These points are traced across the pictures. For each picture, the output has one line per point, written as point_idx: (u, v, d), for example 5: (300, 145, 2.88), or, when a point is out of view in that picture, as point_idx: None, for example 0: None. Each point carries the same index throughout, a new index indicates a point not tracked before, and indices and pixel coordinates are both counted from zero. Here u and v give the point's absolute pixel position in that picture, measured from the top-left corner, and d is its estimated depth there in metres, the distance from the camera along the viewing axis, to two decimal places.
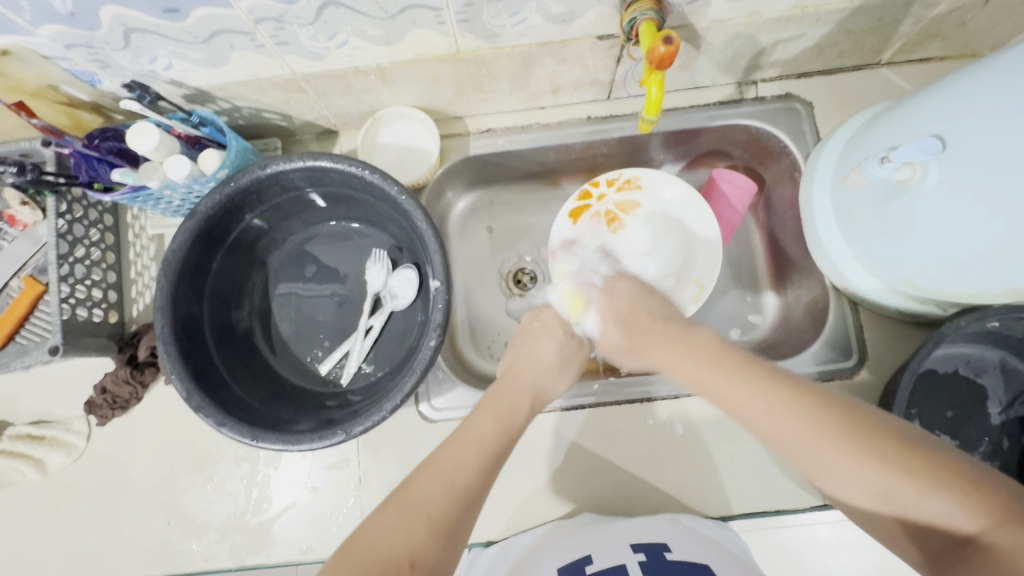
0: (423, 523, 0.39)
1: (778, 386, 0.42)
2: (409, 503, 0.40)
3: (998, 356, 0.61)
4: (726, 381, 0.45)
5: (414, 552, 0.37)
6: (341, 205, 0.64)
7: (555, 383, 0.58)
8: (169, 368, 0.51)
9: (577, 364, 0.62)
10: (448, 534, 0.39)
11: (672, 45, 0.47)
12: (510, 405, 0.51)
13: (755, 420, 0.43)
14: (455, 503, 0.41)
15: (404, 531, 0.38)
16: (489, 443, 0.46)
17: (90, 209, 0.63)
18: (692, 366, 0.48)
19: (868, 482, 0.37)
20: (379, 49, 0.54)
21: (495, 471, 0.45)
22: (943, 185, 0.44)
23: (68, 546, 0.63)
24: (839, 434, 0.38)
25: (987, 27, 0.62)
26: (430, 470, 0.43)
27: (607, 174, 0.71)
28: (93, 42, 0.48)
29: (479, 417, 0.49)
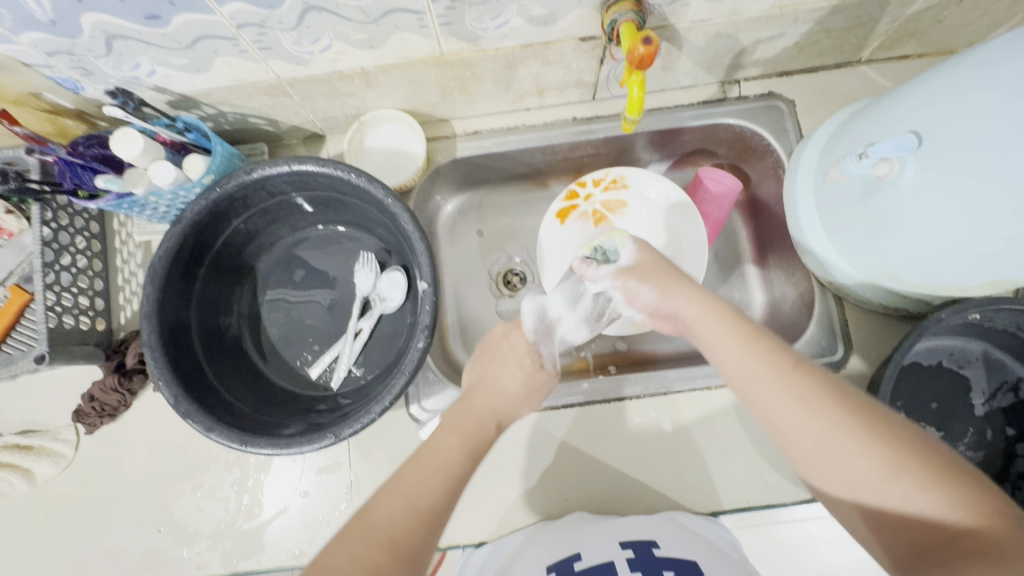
0: (382, 550, 0.39)
1: (805, 381, 0.41)
2: (367, 530, 0.40)
3: (980, 348, 0.62)
4: (745, 359, 0.43)
5: None
6: (328, 209, 0.64)
7: (519, 410, 0.54)
8: (157, 375, 0.51)
9: (541, 398, 0.56)
10: (409, 558, 0.40)
11: (652, 45, 0.48)
12: (472, 426, 0.50)
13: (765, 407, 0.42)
14: (416, 528, 0.41)
15: (362, 557, 0.39)
16: (451, 466, 0.45)
17: (76, 217, 0.63)
18: (714, 343, 0.46)
19: (866, 477, 0.38)
20: (363, 53, 0.54)
21: (457, 493, 0.45)
22: (918, 181, 0.45)
23: (57, 556, 0.63)
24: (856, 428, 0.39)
25: (964, 24, 0.63)
26: (389, 495, 0.43)
27: (594, 174, 0.72)
28: (74, 49, 0.48)
29: (442, 437, 0.48)
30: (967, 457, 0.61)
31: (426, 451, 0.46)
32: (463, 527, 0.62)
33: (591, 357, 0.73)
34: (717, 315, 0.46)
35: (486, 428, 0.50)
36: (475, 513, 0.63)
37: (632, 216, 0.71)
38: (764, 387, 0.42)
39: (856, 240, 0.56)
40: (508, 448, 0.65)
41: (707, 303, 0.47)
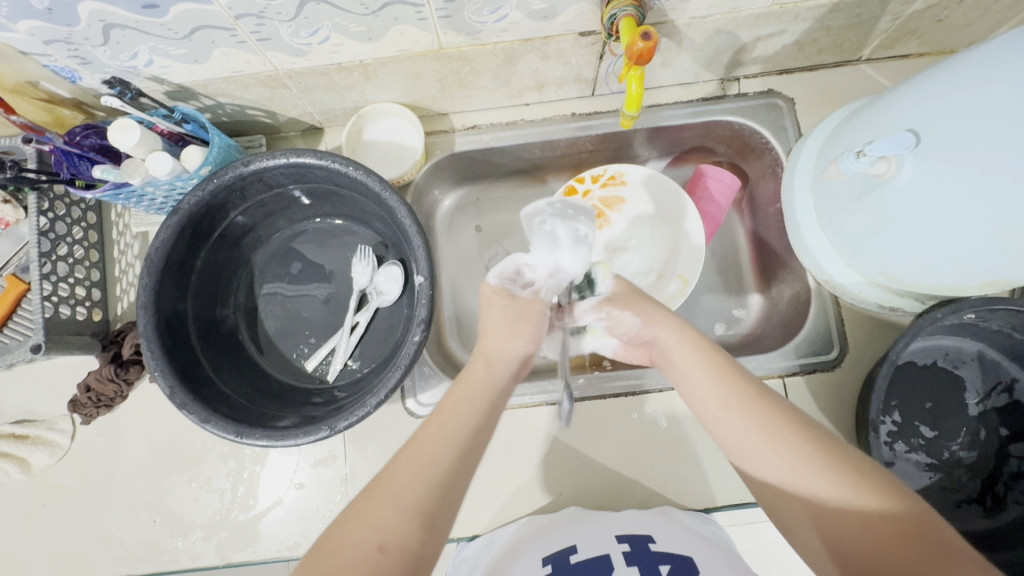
0: (398, 515, 0.37)
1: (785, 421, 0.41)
2: (384, 493, 0.38)
3: (974, 348, 0.62)
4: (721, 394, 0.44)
5: (397, 546, 0.36)
6: (326, 202, 0.64)
7: (506, 345, 0.52)
8: (153, 366, 0.51)
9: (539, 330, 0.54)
10: (432, 523, 0.38)
11: (651, 40, 0.47)
12: (478, 385, 0.47)
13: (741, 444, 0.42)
14: (434, 490, 0.39)
15: (383, 523, 0.37)
16: (461, 427, 0.43)
17: (72, 207, 0.63)
18: (704, 381, 0.45)
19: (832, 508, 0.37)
20: (362, 45, 0.54)
21: (473, 457, 0.42)
22: (915, 180, 0.45)
23: (53, 545, 0.63)
24: (825, 459, 0.38)
25: (964, 24, 0.63)
26: (406, 461, 0.40)
27: (593, 169, 0.71)
28: (72, 38, 0.48)
29: (451, 400, 0.46)
30: (960, 457, 0.61)
31: (438, 414, 0.44)
32: (458, 520, 0.63)
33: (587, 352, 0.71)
34: (698, 347, 0.47)
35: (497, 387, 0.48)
36: (470, 507, 0.63)
37: (630, 212, 0.71)
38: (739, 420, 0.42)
39: (853, 238, 0.56)
40: (503, 442, 0.65)
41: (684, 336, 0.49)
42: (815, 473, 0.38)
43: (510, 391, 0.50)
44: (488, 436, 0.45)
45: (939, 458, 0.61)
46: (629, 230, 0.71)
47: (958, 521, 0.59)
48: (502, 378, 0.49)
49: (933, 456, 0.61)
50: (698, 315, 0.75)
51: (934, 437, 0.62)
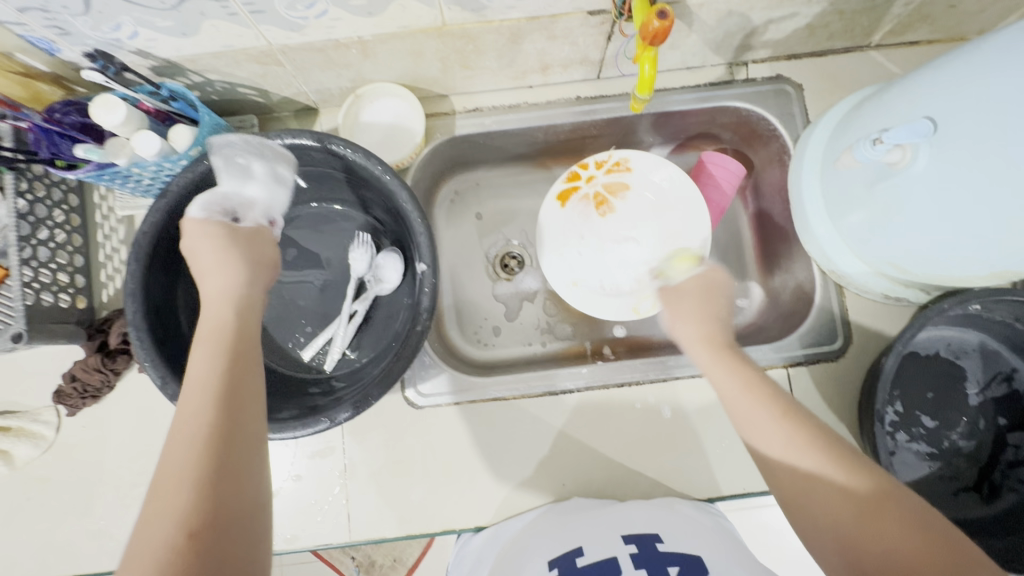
0: (169, 517, 0.33)
1: (812, 428, 0.41)
2: (165, 484, 0.34)
3: (976, 338, 0.62)
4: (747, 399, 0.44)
5: (178, 530, 0.32)
6: (322, 186, 0.62)
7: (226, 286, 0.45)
8: (143, 355, 0.49)
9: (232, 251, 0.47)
10: (214, 489, 0.34)
11: (667, 20, 0.46)
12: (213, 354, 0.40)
13: (762, 444, 0.42)
14: (202, 470, 0.35)
15: (164, 515, 0.33)
16: (208, 388, 0.38)
17: (53, 188, 0.60)
18: (737, 396, 0.44)
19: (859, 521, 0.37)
20: (362, 20, 0.51)
21: (236, 412, 0.38)
22: (931, 168, 0.44)
23: (40, 539, 0.61)
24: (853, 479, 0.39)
25: (977, 10, 0.62)
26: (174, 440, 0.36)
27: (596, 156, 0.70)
28: (49, 6, 0.45)
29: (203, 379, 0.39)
30: (960, 446, 0.61)
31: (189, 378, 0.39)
32: (459, 512, 0.62)
33: (588, 343, 0.72)
34: (732, 365, 0.46)
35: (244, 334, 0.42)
36: (470, 499, 0.62)
37: (632, 198, 0.70)
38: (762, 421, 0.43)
39: (863, 228, 0.55)
40: (505, 433, 0.64)
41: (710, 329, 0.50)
42: (837, 476, 0.39)
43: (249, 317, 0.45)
44: (246, 386, 0.40)
45: (939, 447, 0.62)
46: (632, 215, 0.70)
47: (956, 508, 0.60)
48: (222, 321, 0.43)
49: (933, 445, 0.62)
50: None
51: (935, 427, 0.62)
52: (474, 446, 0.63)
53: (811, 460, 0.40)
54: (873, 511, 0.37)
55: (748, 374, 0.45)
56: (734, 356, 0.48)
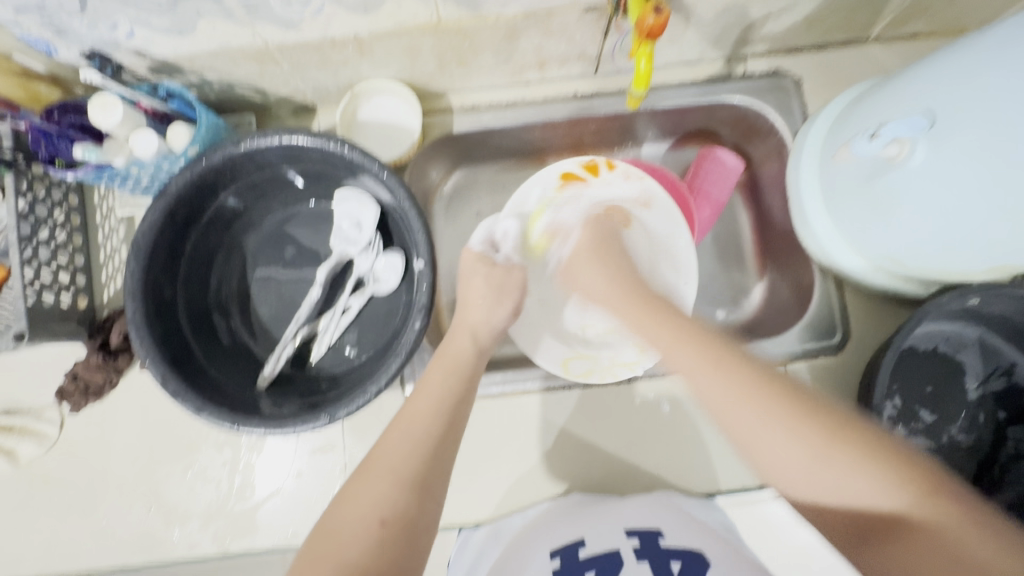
0: (375, 505, 0.41)
1: (772, 391, 0.44)
2: (379, 470, 0.43)
3: (977, 334, 0.61)
4: (751, 414, 0.44)
5: (383, 514, 0.41)
6: (321, 183, 0.62)
7: (488, 316, 0.59)
8: (144, 353, 0.50)
9: (511, 296, 0.62)
10: (421, 487, 0.43)
11: (662, 16, 0.46)
12: (439, 382, 0.50)
13: (726, 413, 0.45)
14: (419, 466, 0.44)
15: (375, 491, 0.42)
16: (435, 415, 0.47)
17: (53, 188, 0.60)
18: (682, 361, 0.49)
19: (840, 496, 0.40)
20: (357, 17, 0.51)
21: (450, 444, 0.46)
22: (929, 162, 0.44)
23: (44, 537, 0.62)
24: (811, 440, 0.41)
25: (976, 2, 0.61)
26: (399, 430, 0.46)
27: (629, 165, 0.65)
28: (45, 6, 0.45)
29: (424, 401, 0.48)
30: (958, 440, 0.62)
31: (418, 396, 0.49)
32: (460, 508, 0.62)
33: None
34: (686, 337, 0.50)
35: (468, 368, 0.52)
36: (472, 495, 0.63)
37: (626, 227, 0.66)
38: (790, 447, 0.42)
39: (860, 223, 0.55)
40: (505, 430, 0.64)
41: (624, 284, 0.58)
42: (799, 446, 0.41)
43: (485, 353, 0.56)
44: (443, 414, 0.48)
45: (938, 441, 0.62)
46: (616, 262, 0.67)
47: None
48: (464, 356, 0.53)
49: (933, 439, 0.62)
50: (700, 300, 0.74)
51: (934, 421, 0.62)
52: (474, 442, 0.64)
53: (781, 440, 0.42)
54: (836, 461, 0.40)
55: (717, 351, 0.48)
56: (686, 326, 0.51)
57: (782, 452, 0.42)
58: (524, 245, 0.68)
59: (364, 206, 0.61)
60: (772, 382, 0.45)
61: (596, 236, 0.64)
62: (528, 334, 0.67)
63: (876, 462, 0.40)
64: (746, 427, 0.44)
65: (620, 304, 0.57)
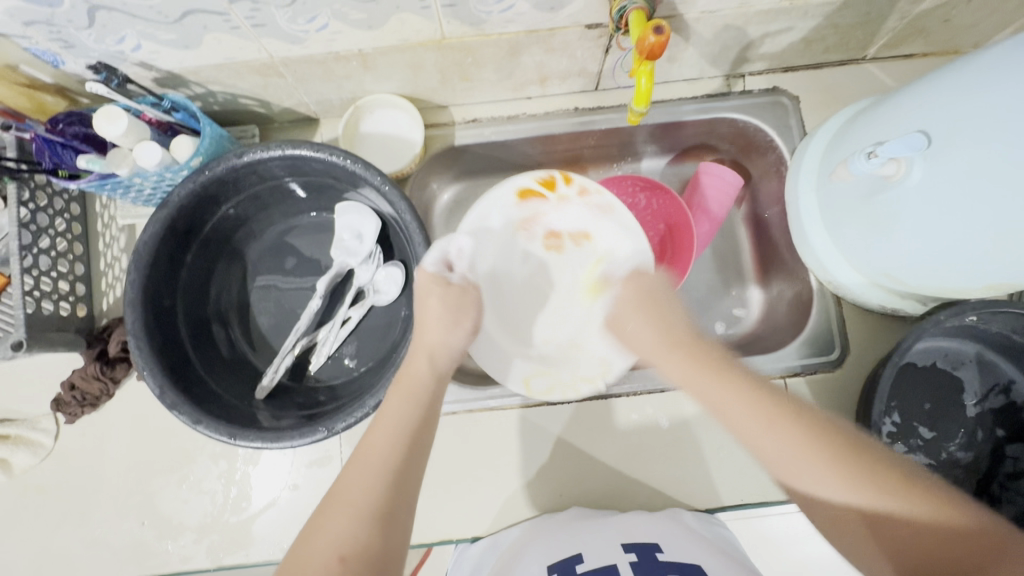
0: (327, 548, 0.39)
1: (799, 417, 0.43)
2: (336, 508, 0.41)
3: (974, 350, 0.62)
4: (786, 451, 0.42)
5: (342, 552, 0.38)
6: (323, 195, 0.63)
7: (446, 337, 0.53)
8: (141, 364, 0.50)
9: (471, 316, 0.55)
10: (385, 523, 0.41)
11: (663, 35, 0.46)
12: (393, 412, 0.46)
13: (758, 444, 0.43)
14: (373, 505, 0.41)
15: (331, 530, 0.40)
16: (386, 451, 0.44)
17: (55, 197, 0.60)
18: (699, 385, 0.47)
19: (890, 522, 0.39)
20: (362, 33, 0.52)
21: (405, 479, 0.43)
22: (925, 181, 0.45)
23: (35, 548, 0.61)
24: (845, 465, 0.40)
25: (970, 24, 0.62)
26: (351, 467, 0.43)
27: (585, 180, 0.61)
28: (53, 20, 0.45)
29: (376, 436, 0.45)
30: (957, 458, 0.61)
31: (374, 427, 0.46)
32: (456, 522, 0.62)
33: None
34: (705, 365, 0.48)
35: (429, 391, 0.49)
36: (470, 509, 0.62)
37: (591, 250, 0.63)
38: (826, 487, 0.40)
39: (858, 241, 0.55)
40: (502, 443, 0.64)
41: (665, 329, 0.52)
42: (838, 478, 0.40)
43: (447, 377, 0.52)
44: (392, 444, 0.44)
45: (937, 458, 0.61)
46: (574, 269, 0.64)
47: None
48: (422, 375, 0.50)
49: (931, 456, 0.62)
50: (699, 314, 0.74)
51: (932, 438, 0.62)
52: (472, 455, 0.64)
53: (819, 472, 0.41)
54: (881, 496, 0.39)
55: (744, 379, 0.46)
56: (706, 354, 0.49)
57: (830, 486, 0.41)
58: (478, 261, 0.60)
59: (365, 218, 0.62)
60: (797, 407, 0.44)
61: (650, 285, 0.57)
62: (489, 352, 0.61)
63: (915, 489, 0.39)
64: (785, 456, 0.42)
65: (660, 354, 0.51)
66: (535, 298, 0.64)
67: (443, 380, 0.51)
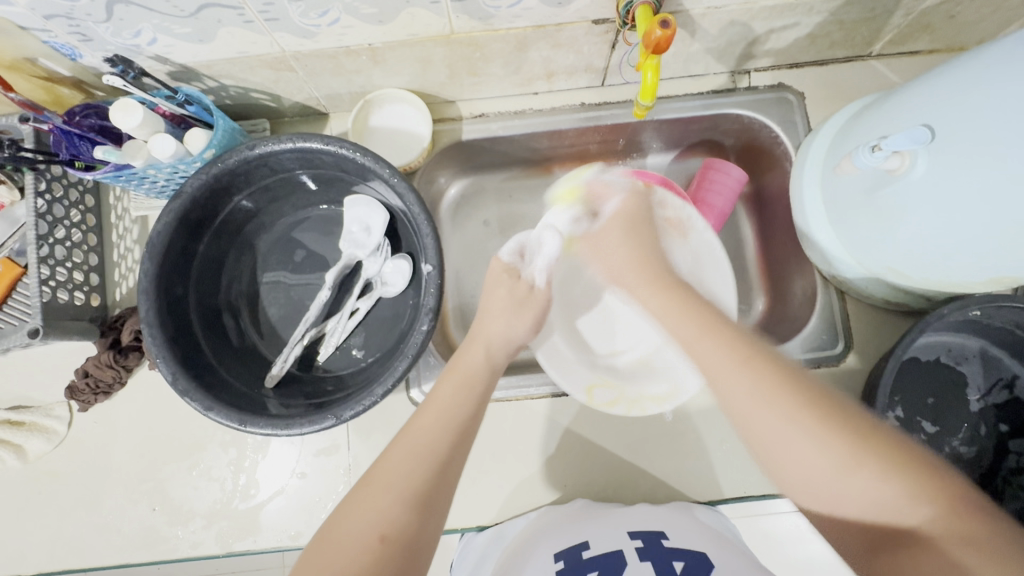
0: (369, 525, 0.39)
1: (779, 375, 0.41)
2: (379, 486, 0.42)
3: (978, 345, 0.62)
4: (757, 402, 0.40)
5: (381, 533, 0.39)
6: (332, 188, 0.64)
7: (509, 328, 0.56)
8: (155, 352, 0.51)
9: (533, 311, 0.59)
10: (424, 507, 0.41)
11: (669, 29, 0.47)
12: (448, 396, 0.48)
13: (732, 394, 0.42)
14: (420, 486, 0.42)
15: (371, 509, 0.40)
16: (440, 434, 0.45)
17: (70, 189, 0.61)
18: (688, 334, 0.46)
19: (855, 492, 0.37)
20: (372, 28, 0.53)
21: (456, 463, 0.44)
22: (930, 174, 0.45)
23: (49, 533, 0.62)
24: (823, 425, 0.38)
25: (975, 21, 0.63)
26: (400, 445, 0.44)
27: (665, 192, 0.62)
28: (73, 13, 0.46)
29: (428, 417, 0.46)
30: (960, 452, 0.62)
31: (426, 408, 0.47)
32: (462, 512, 0.63)
33: None
34: (688, 313, 0.47)
35: (483, 379, 0.50)
36: (474, 499, 0.63)
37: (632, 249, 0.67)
38: (798, 449, 0.38)
39: (864, 237, 0.55)
40: (508, 434, 0.65)
41: (644, 264, 0.55)
42: (814, 445, 0.38)
43: (502, 370, 0.54)
44: (444, 426, 0.45)
45: (940, 452, 0.62)
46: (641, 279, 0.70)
47: None
48: (481, 364, 0.52)
49: (934, 450, 0.62)
50: None
51: (935, 432, 0.62)
52: (477, 446, 0.64)
53: (794, 435, 0.39)
54: (855, 458, 0.37)
55: (731, 331, 0.45)
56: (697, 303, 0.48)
57: (798, 448, 0.39)
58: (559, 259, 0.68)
59: (373, 210, 0.62)
60: (784, 369, 0.42)
61: (637, 210, 0.61)
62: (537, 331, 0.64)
63: (895, 460, 0.37)
64: (757, 415, 0.40)
65: (643, 288, 0.53)
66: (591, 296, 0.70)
67: (498, 369, 0.53)
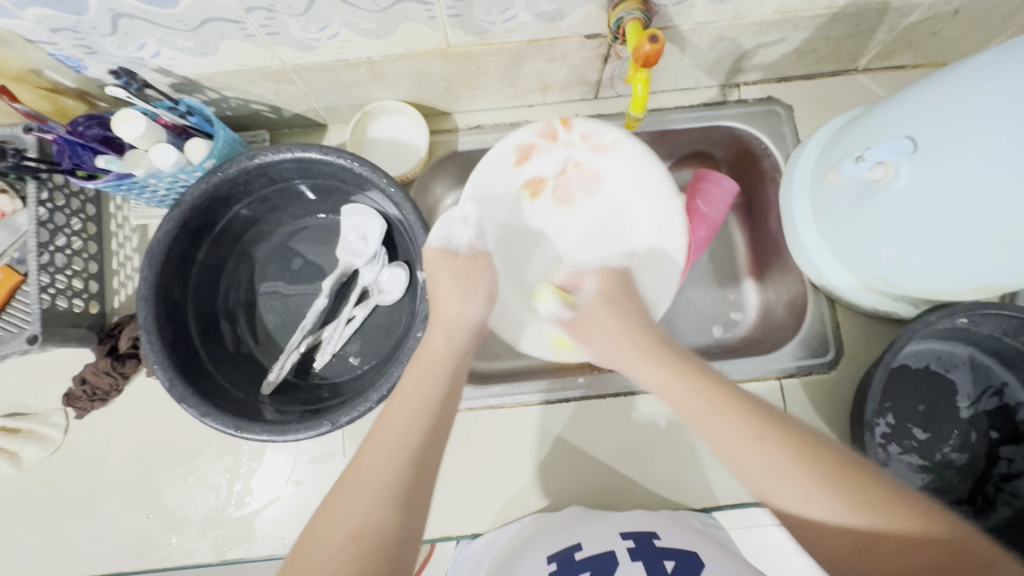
0: (347, 522, 0.39)
1: (773, 429, 0.40)
2: (354, 482, 0.41)
3: (966, 353, 0.63)
4: (758, 464, 0.39)
5: (358, 530, 0.38)
6: (331, 197, 0.65)
7: (464, 309, 0.54)
8: (152, 358, 0.51)
9: (486, 288, 0.57)
10: (405, 504, 0.40)
11: (657, 44, 0.48)
12: (420, 391, 0.47)
13: (738, 462, 0.40)
14: (398, 480, 0.41)
15: (353, 505, 0.40)
16: (413, 431, 0.44)
17: (72, 198, 0.62)
18: (674, 392, 0.44)
19: (867, 549, 0.35)
20: (370, 42, 0.54)
21: (431, 458, 0.43)
22: (913, 185, 0.46)
23: (43, 541, 0.62)
24: (826, 483, 0.37)
25: (957, 37, 0.65)
26: (375, 441, 0.44)
27: (588, 124, 0.61)
28: (79, 27, 0.48)
29: (401, 410, 0.45)
30: (952, 459, 0.62)
31: (393, 404, 0.46)
32: (456, 519, 0.63)
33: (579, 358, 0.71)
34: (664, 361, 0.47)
35: (449, 371, 0.49)
36: (469, 506, 0.63)
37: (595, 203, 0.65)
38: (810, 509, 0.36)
39: (850, 244, 0.56)
40: (503, 440, 0.65)
41: (620, 304, 0.55)
42: (823, 504, 0.36)
43: (470, 352, 0.53)
44: (417, 424, 0.44)
45: (931, 460, 0.62)
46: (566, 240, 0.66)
47: None
48: (453, 350, 0.51)
49: (926, 457, 0.62)
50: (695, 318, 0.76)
51: (927, 439, 0.63)
52: (472, 453, 0.65)
53: (800, 501, 0.37)
54: (865, 522, 0.35)
55: (717, 387, 0.43)
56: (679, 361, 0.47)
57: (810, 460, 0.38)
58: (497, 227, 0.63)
59: (370, 220, 0.63)
60: (776, 424, 0.40)
61: (614, 243, 0.61)
62: (508, 320, 0.61)
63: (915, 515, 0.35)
64: (761, 477, 0.38)
65: (638, 362, 0.48)
66: (552, 261, 0.66)
67: (466, 350, 0.52)
